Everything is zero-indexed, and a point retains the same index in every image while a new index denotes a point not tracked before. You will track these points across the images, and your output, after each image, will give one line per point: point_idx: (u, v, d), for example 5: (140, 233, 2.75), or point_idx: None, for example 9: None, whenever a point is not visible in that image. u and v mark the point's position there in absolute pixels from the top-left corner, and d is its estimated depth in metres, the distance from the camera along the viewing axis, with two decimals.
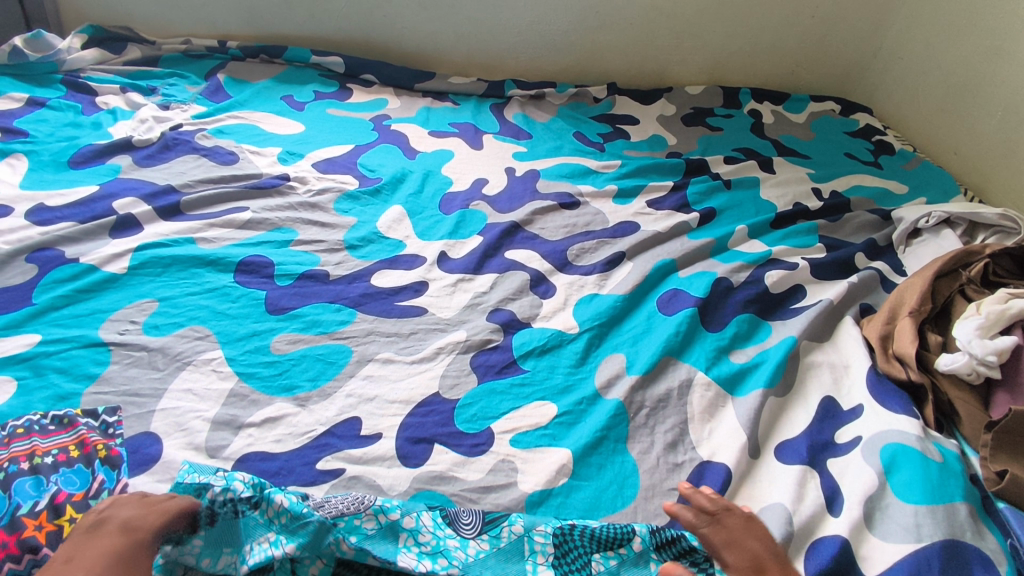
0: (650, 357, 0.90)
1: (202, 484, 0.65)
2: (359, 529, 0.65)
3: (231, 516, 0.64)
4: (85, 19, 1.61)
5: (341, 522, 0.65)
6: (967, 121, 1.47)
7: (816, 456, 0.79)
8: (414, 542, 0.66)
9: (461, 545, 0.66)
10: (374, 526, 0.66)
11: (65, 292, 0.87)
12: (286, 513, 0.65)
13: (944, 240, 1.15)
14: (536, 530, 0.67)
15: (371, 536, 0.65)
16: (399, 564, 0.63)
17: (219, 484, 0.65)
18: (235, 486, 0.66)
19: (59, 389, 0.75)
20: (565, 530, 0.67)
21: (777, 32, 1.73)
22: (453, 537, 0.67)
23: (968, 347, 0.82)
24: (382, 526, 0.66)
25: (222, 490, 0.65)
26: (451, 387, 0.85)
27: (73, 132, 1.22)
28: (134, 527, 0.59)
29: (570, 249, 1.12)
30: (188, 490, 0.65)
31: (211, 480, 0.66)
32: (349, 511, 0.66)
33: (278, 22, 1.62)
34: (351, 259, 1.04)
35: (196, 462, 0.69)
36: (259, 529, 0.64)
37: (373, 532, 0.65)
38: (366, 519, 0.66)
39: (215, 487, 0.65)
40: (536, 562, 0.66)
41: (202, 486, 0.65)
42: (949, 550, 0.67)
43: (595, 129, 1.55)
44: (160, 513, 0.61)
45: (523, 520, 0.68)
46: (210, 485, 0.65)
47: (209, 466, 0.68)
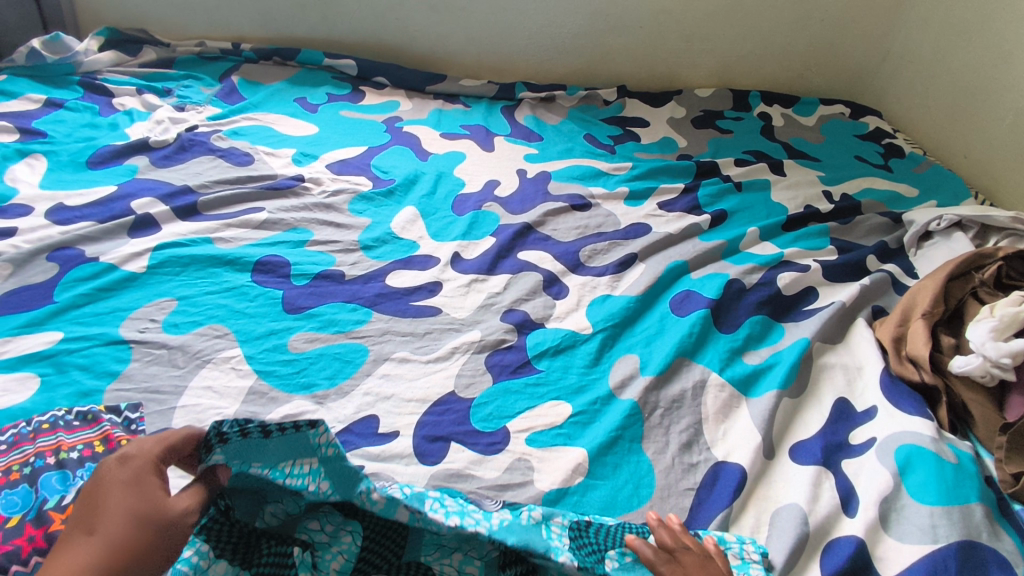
0: (664, 357, 0.91)
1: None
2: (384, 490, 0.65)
3: (292, 432, 0.63)
4: (101, 21, 1.62)
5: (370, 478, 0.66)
6: (978, 124, 1.47)
7: (830, 457, 0.80)
8: (439, 505, 0.66)
9: (483, 515, 0.67)
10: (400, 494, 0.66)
11: (86, 290, 0.88)
12: (335, 447, 0.63)
13: (956, 243, 1.15)
14: (553, 520, 0.69)
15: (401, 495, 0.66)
16: (430, 514, 0.64)
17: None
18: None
19: (82, 385, 0.77)
20: (581, 525, 0.69)
21: (786, 35, 1.74)
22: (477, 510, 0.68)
23: (982, 349, 0.82)
24: (408, 494, 0.66)
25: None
26: (466, 386, 0.86)
27: (90, 133, 1.23)
28: (130, 457, 0.59)
29: (582, 250, 1.13)
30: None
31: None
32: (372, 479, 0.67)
33: (292, 25, 1.63)
34: (366, 259, 1.05)
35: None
36: (310, 451, 0.63)
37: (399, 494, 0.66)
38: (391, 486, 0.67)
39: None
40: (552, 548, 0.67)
41: None
42: (965, 552, 0.67)
43: (606, 131, 1.55)
44: (156, 440, 0.61)
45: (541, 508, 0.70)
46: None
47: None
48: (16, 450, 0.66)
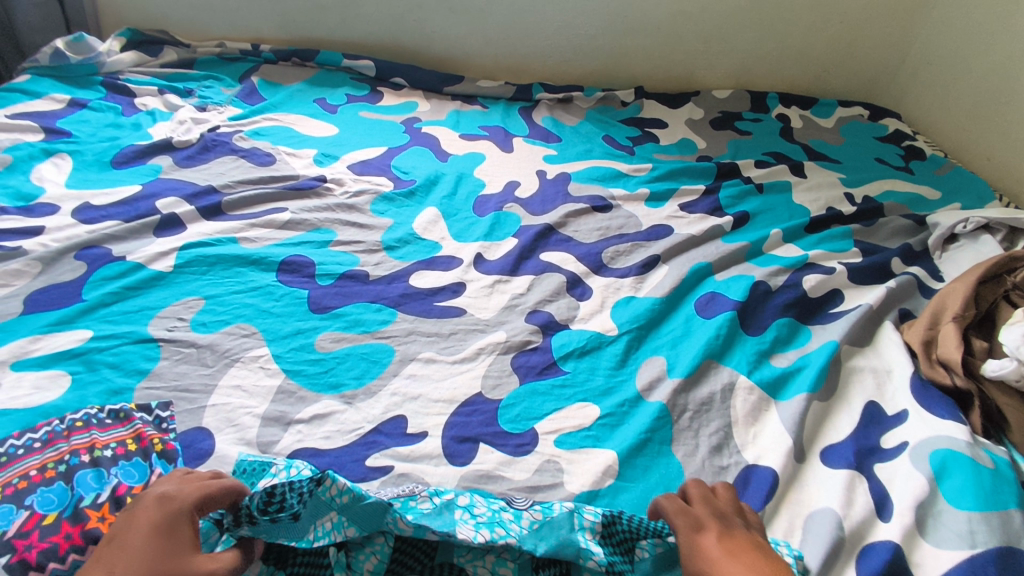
0: (691, 360, 0.90)
1: (266, 461, 0.68)
2: (414, 507, 0.65)
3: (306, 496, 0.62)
4: (122, 22, 1.63)
5: (398, 503, 0.65)
6: (1001, 126, 1.46)
7: (862, 462, 0.79)
8: (470, 516, 0.66)
9: (515, 517, 0.67)
10: (429, 505, 0.66)
11: (114, 289, 0.89)
12: (349, 493, 0.63)
13: (983, 246, 1.14)
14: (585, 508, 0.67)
15: (427, 514, 0.65)
16: (458, 535, 0.63)
17: (282, 463, 0.68)
18: (297, 465, 0.68)
19: (112, 383, 0.77)
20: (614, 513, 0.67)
21: (806, 36, 1.73)
22: (507, 510, 0.68)
23: (1017, 353, 0.82)
24: (437, 505, 0.66)
25: (285, 467, 0.67)
26: (493, 387, 0.85)
27: (114, 133, 1.24)
28: (170, 498, 0.56)
29: (605, 251, 1.12)
30: (253, 463, 0.68)
31: (274, 458, 0.69)
32: (404, 494, 0.66)
33: (311, 27, 1.64)
34: (389, 259, 1.05)
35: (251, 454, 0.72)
36: (325, 507, 0.62)
37: (428, 509, 0.65)
38: (421, 500, 0.66)
39: (278, 464, 0.68)
40: (586, 536, 0.65)
41: (266, 464, 0.68)
42: (1005, 558, 0.66)
43: (625, 132, 1.55)
44: (197, 487, 0.58)
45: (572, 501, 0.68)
46: (273, 462, 0.68)
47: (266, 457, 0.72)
48: (50, 448, 0.66)
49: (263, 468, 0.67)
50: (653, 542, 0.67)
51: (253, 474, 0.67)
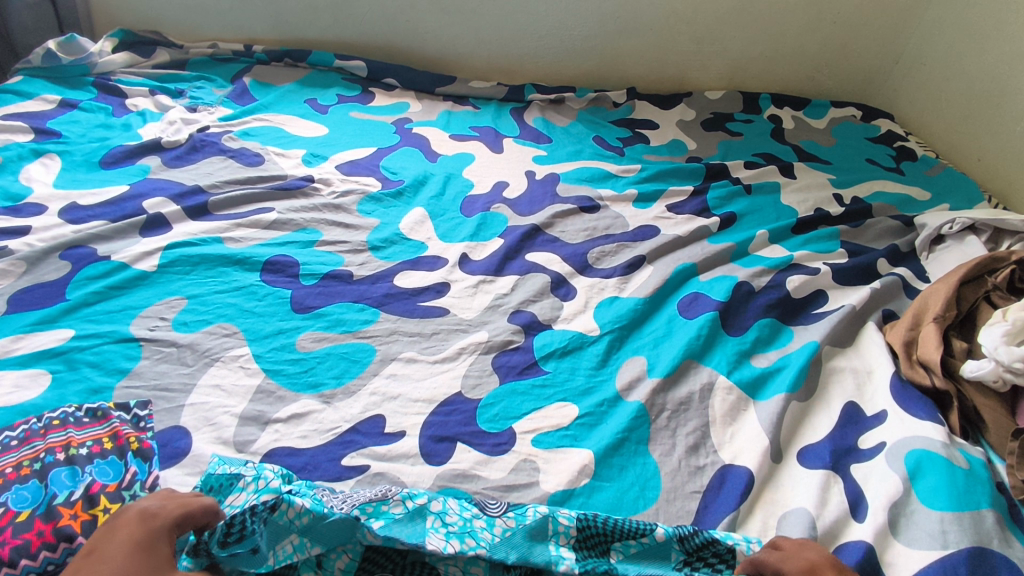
0: (672, 360, 0.90)
1: (234, 473, 0.67)
2: (386, 513, 0.66)
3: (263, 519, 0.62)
4: (116, 23, 1.64)
5: (370, 509, 0.66)
6: (992, 126, 1.45)
7: (839, 461, 0.79)
8: (441, 523, 0.66)
9: (487, 525, 0.67)
10: (402, 510, 0.66)
11: (97, 288, 0.89)
12: (308, 514, 0.63)
13: (969, 246, 1.14)
14: (559, 511, 0.68)
15: (399, 520, 0.65)
16: (427, 546, 0.63)
17: (251, 473, 0.67)
18: (266, 475, 0.67)
19: (92, 382, 0.77)
20: (588, 516, 0.68)
21: (799, 37, 1.72)
22: (479, 518, 0.67)
23: (995, 354, 0.81)
24: (409, 511, 0.66)
25: (253, 479, 0.66)
26: (473, 386, 0.86)
27: (104, 133, 1.25)
28: (152, 515, 0.57)
29: (591, 251, 1.13)
30: (221, 479, 0.67)
31: (242, 469, 0.68)
32: (376, 498, 0.67)
33: (304, 27, 1.64)
34: (374, 260, 1.05)
35: (225, 455, 0.72)
36: (284, 530, 0.62)
37: (400, 516, 0.66)
38: (394, 504, 0.67)
39: (246, 476, 0.67)
40: (559, 543, 0.66)
41: (234, 476, 0.67)
42: (975, 557, 0.67)
43: (615, 133, 1.55)
44: (179, 505, 0.59)
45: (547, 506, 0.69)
46: (242, 474, 0.67)
47: (238, 458, 0.72)
48: (27, 446, 0.67)
49: (231, 483, 0.67)
50: (627, 544, 0.68)
51: (222, 491, 0.66)
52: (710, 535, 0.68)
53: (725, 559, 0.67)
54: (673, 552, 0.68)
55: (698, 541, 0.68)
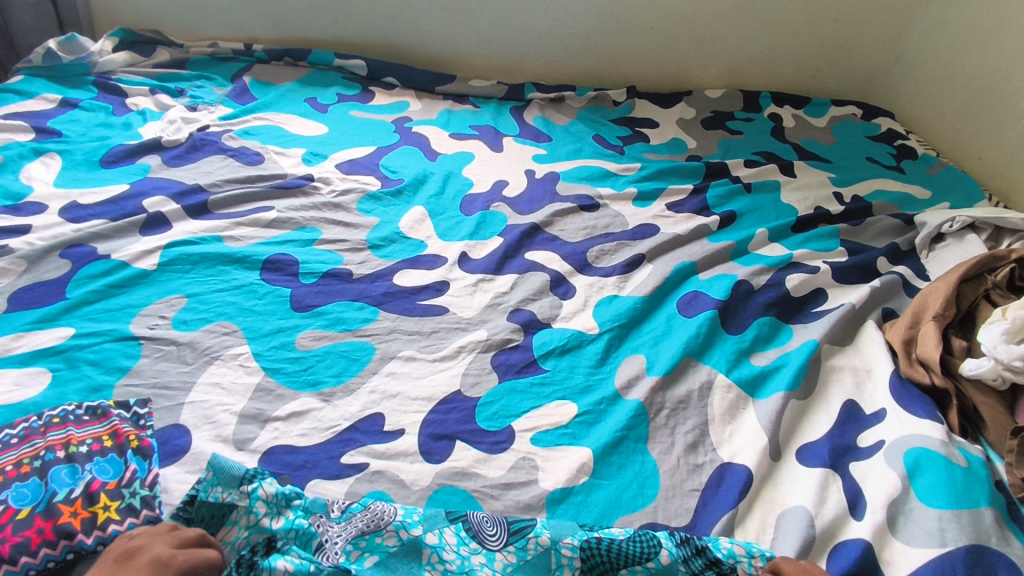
0: (671, 358, 0.90)
1: (226, 504, 0.65)
2: (381, 546, 0.65)
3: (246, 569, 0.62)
4: (116, 22, 1.64)
5: (362, 543, 0.65)
6: (993, 125, 1.45)
7: (838, 460, 0.79)
8: (438, 560, 0.65)
9: (487, 560, 0.66)
10: (396, 543, 0.66)
11: (98, 287, 0.90)
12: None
13: (969, 245, 1.14)
14: (562, 542, 0.67)
15: (394, 554, 0.65)
16: None
17: (244, 504, 0.65)
18: (258, 507, 0.65)
19: (92, 380, 0.78)
20: (591, 544, 0.67)
21: (799, 35, 1.72)
22: (479, 553, 0.66)
23: (994, 352, 0.81)
24: (405, 545, 0.66)
25: (246, 511, 0.65)
26: (472, 385, 0.86)
27: (104, 132, 1.25)
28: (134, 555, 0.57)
29: (590, 250, 1.13)
30: (212, 509, 0.65)
31: (235, 498, 0.66)
32: (370, 530, 0.66)
33: (304, 27, 1.64)
34: (373, 258, 1.05)
35: (219, 465, 0.67)
36: None
37: (395, 549, 0.65)
38: (388, 536, 0.66)
39: (239, 508, 0.65)
40: None
41: (227, 507, 0.65)
42: (973, 556, 0.67)
43: (615, 131, 1.55)
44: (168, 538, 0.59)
45: (549, 532, 0.67)
46: (236, 504, 0.65)
47: (232, 472, 0.67)
48: (27, 443, 0.67)
49: (224, 513, 0.65)
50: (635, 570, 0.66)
51: (214, 522, 0.65)
52: (713, 556, 0.66)
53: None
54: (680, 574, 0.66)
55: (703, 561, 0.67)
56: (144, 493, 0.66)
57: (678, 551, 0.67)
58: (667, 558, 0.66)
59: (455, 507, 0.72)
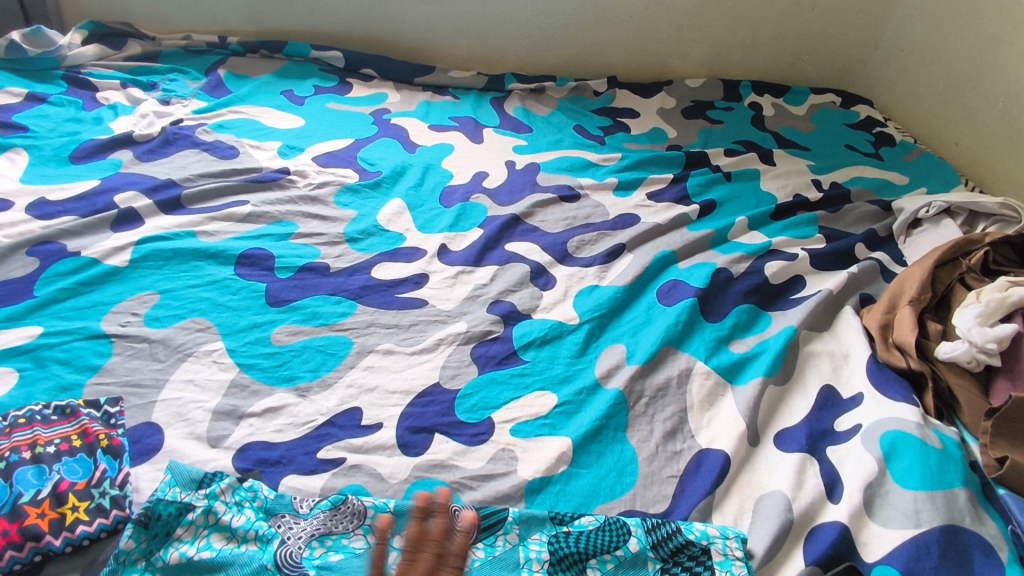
0: (650, 347, 0.90)
1: (184, 503, 0.65)
2: (347, 546, 0.65)
3: None
4: (85, 15, 1.60)
5: (328, 542, 0.66)
6: (969, 110, 1.46)
7: (815, 445, 0.79)
8: None
9: None
10: (362, 545, 0.66)
11: (67, 285, 0.88)
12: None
13: (944, 229, 1.15)
14: (530, 539, 0.68)
15: (359, 554, 0.65)
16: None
17: (202, 505, 0.66)
18: (218, 507, 0.66)
19: (61, 379, 0.76)
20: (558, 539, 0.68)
21: (778, 23, 1.72)
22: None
23: (968, 335, 0.83)
24: (370, 546, 0.66)
25: (205, 512, 0.65)
26: (451, 377, 0.85)
27: (73, 127, 1.22)
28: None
29: (570, 240, 1.12)
30: (169, 508, 0.65)
31: (193, 498, 0.66)
32: (336, 531, 0.66)
33: (279, 18, 1.62)
34: (351, 251, 1.04)
35: (177, 468, 0.68)
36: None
37: (362, 550, 0.65)
38: (354, 538, 0.66)
39: (197, 508, 0.65)
40: (531, 570, 0.66)
41: (185, 506, 0.65)
42: (947, 536, 0.67)
43: (596, 122, 1.54)
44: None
45: (518, 529, 0.69)
46: (193, 504, 0.65)
47: (189, 475, 0.68)
48: None
49: (180, 513, 0.65)
50: (603, 560, 0.67)
51: (170, 522, 0.64)
52: (685, 537, 0.68)
53: (700, 557, 0.68)
54: (650, 562, 0.67)
55: (673, 544, 0.68)
56: (114, 493, 0.65)
57: (647, 539, 0.68)
58: (636, 547, 0.68)
59: None
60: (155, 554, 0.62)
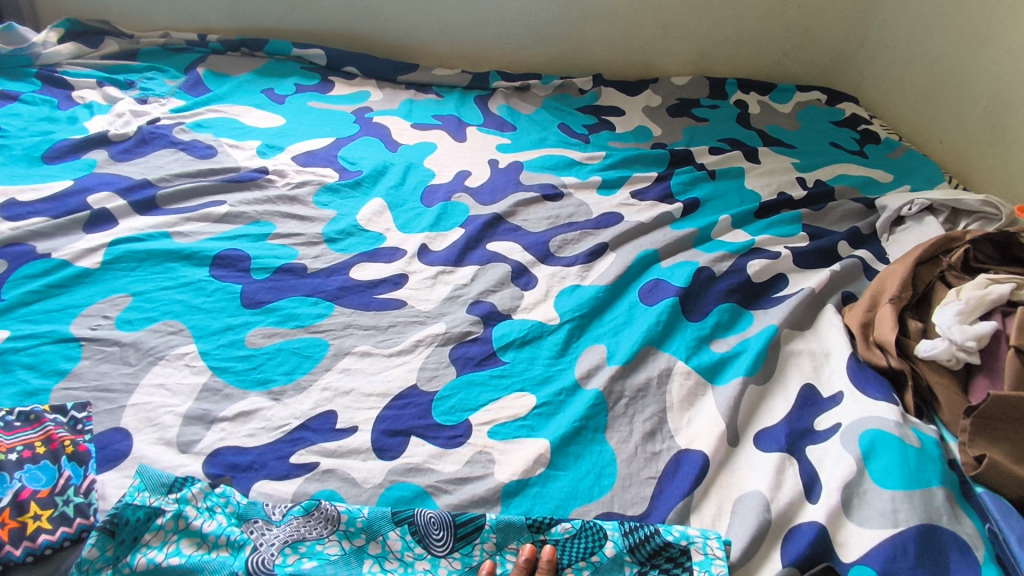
0: (631, 347, 0.90)
1: (154, 508, 0.64)
2: (321, 553, 0.65)
3: None
4: (62, 13, 1.57)
5: (303, 548, 0.65)
6: (953, 107, 1.47)
7: (794, 444, 0.79)
8: (381, 568, 0.65)
9: (431, 565, 0.65)
10: (337, 551, 0.65)
11: (35, 287, 0.86)
12: None
13: (927, 227, 1.15)
14: (507, 547, 0.67)
15: (334, 561, 0.64)
16: None
17: (172, 509, 0.64)
18: (188, 512, 0.65)
19: (28, 384, 0.75)
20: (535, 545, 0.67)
21: (764, 21, 1.72)
22: (423, 558, 0.66)
23: (948, 333, 0.83)
24: (346, 552, 0.65)
25: (175, 517, 0.64)
26: (429, 378, 0.84)
27: (47, 127, 1.20)
28: None
29: (553, 240, 1.11)
30: (138, 513, 0.63)
31: (163, 503, 0.64)
32: (311, 537, 0.65)
33: (260, 15, 1.60)
34: (329, 252, 1.03)
35: (147, 472, 0.66)
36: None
37: (336, 556, 0.65)
38: (329, 544, 0.65)
39: (167, 512, 0.64)
40: None
41: (154, 511, 0.64)
42: (925, 535, 0.67)
43: (580, 120, 1.54)
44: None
45: (496, 536, 0.67)
46: (163, 509, 0.64)
47: (159, 479, 0.66)
48: None
49: (149, 518, 0.63)
50: (580, 566, 0.67)
51: (139, 527, 0.63)
52: (663, 539, 0.68)
53: (678, 559, 0.67)
54: (627, 565, 0.67)
55: (650, 547, 0.68)
56: (78, 501, 0.64)
57: (624, 542, 0.68)
58: (613, 551, 0.67)
59: (405, 503, 0.70)
60: (121, 560, 0.61)
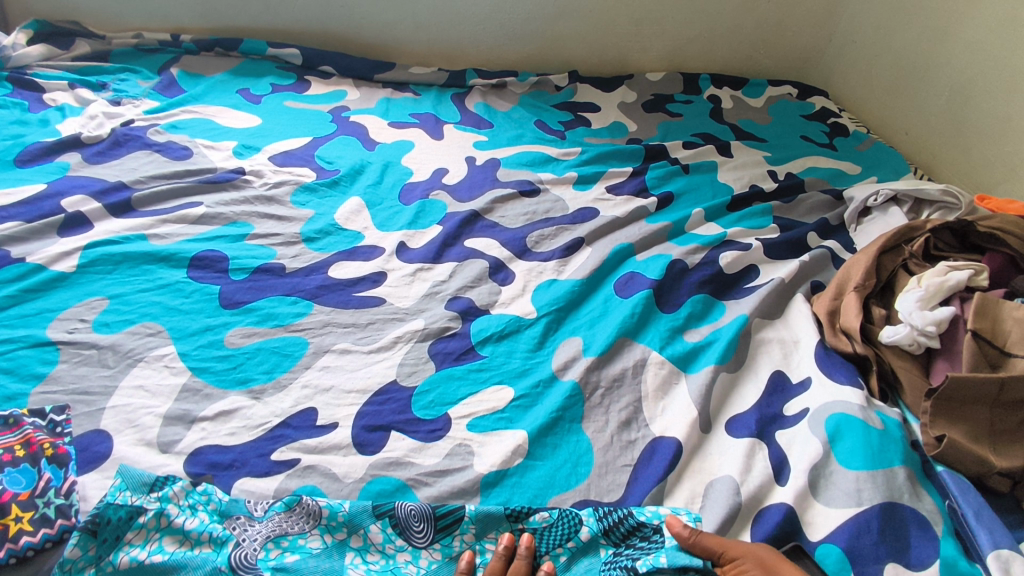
0: (606, 339, 0.92)
1: (135, 507, 0.64)
2: (303, 547, 0.66)
3: None
4: (30, 13, 1.55)
5: (285, 542, 0.66)
6: (917, 100, 1.51)
7: (764, 429, 0.82)
8: (363, 560, 0.67)
9: (413, 557, 0.67)
10: (319, 545, 0.66)
11: (10, 292, 0.86)
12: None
13: (892, 217, 1.18)
14: (486, 538, 0.69)
15: (316, 554, 0.66)
16: None
17: (153, 508, 0.65)
18: (171, 510, 0.65)
19: (5, 389, 0.75)
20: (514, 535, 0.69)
21: (735, 16, 1.75)
22: (404, 550, 0.67)
23: (909, 319, 0.86)
24: (328, 545, 0.67)
25: (157, 515, 0.65)
26: (409, 374, 0.86)
27: (18, 130, 1.19)
28: None
29: (530, 235, 1.13)
30: (119, 512, 0.64)
31: (145, 502, 0.65)
32: (293, 531, 0.67)
33: (234, 15, 1.59)
34: (307, 251, 1.03)
35: (128, 472, 0.67)
36: None
37: (319, 550, 0.66)
38: (311, 538, 0.67)
39: (149, 511, 0.65)
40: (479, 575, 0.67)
41: (135, 510, 0.64)
42: (887, 513, 0.70)
43: (557, 117, 1.55)
44: None
45: (475, 527, 0.69)
46: (145, 507, 0.65)
47: (140, 478, 0.67)
48: None
49: (131, 517, 0.64)
50: (557, 552, 0.69)
51: (120, 526, 0.64)
52: (637, 520, 0.70)
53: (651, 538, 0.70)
54: (602, 549, 0.70)
55: (625, 529, 0.70)
56: (58, 502, 0.64)
57: (599, 527, 0.70)
58: (588, 537, 0.70)
59: (386, 496, 0.71)
60: (104, 559, 0.62)
